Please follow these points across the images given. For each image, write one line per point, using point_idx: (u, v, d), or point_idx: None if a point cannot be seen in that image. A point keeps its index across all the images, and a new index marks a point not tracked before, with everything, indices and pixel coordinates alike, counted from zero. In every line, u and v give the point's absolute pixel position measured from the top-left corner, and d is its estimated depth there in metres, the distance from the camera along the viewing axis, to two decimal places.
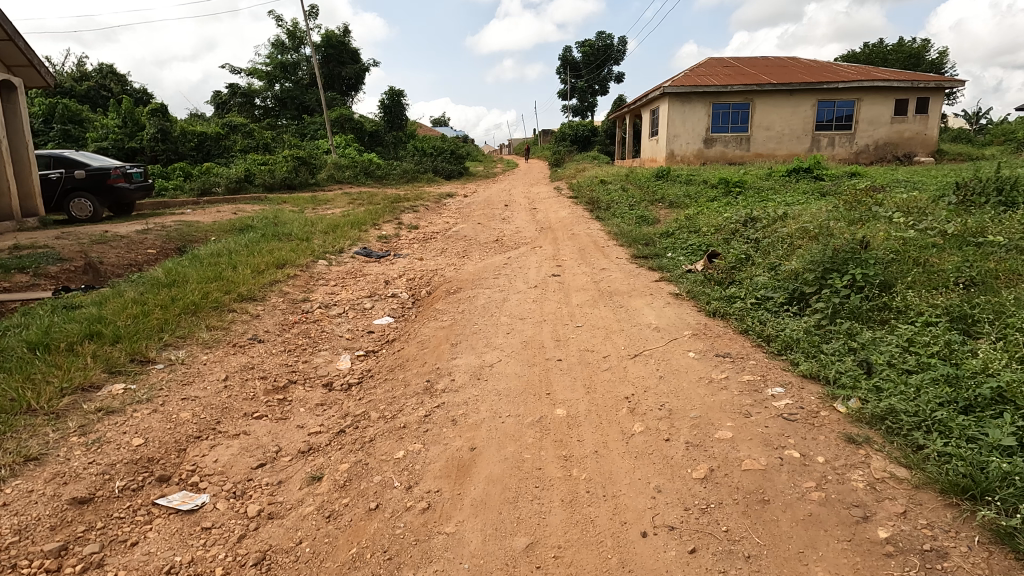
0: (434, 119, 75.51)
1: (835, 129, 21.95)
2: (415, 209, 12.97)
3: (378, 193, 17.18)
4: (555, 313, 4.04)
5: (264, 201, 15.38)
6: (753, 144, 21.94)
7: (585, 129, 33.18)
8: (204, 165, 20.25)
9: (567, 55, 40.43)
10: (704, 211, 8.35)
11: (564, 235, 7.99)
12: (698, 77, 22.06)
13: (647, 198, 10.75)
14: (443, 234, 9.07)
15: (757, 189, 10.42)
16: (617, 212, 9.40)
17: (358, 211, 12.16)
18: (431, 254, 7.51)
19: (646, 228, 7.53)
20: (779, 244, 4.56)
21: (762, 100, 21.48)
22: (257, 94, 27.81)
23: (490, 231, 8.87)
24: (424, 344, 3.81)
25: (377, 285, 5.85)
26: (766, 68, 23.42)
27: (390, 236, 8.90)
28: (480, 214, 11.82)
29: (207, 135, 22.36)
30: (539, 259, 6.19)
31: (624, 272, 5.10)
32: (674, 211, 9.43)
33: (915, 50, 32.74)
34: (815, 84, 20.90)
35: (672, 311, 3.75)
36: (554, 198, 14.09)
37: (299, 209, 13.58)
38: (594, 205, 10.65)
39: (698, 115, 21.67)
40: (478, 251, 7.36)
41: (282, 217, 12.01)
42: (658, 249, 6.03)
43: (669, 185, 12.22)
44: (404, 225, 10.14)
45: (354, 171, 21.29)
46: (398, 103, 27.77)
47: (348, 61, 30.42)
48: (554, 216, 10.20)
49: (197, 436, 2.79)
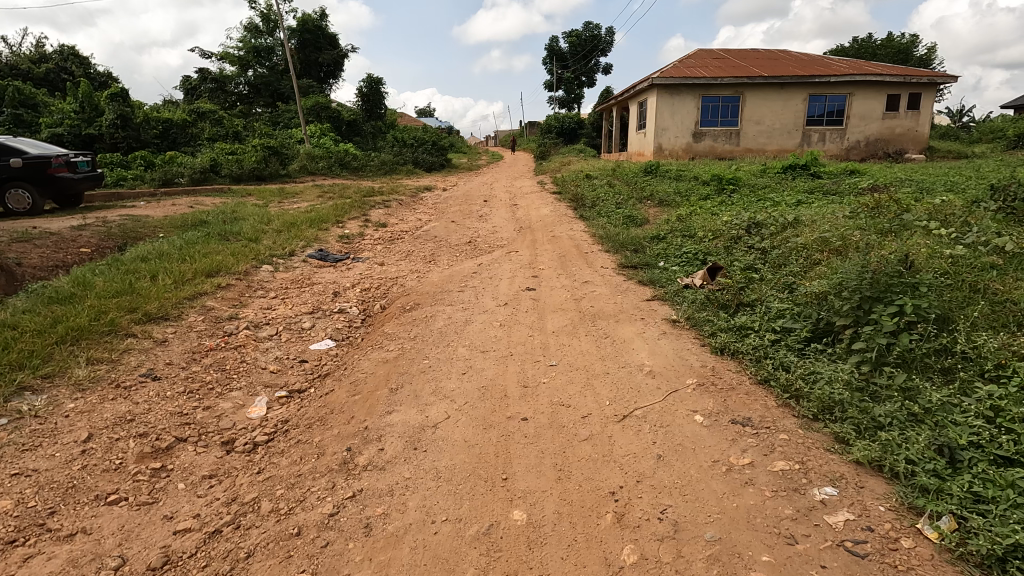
0: (419, 109, 74.25)
1: (826, 124, 21.47)
2: (388, 203, 12.12)
3: (352, 185, 16.27)
4: (525, 344, 3.27)
5: (229, 194, 14.42)
6: (743, 139, 21.34)
7: (571, 121, 32.35)
8: (169, 154, 19.13)
9: (554, 45, 39.52)
10: (697, 211, 7.67)
11: (544, 236, 7.26)
12: (688, 68, 21.37)
13: (635, 195, 10.05)
14: (412, 234, 8.26)
15: (751, 187, 9.76)
16: (603, 211, 8.68)
17: (326, 206, 11.30)
18: (396, 257, 6.73)
19: (634, 231, 6.82)
20: (793, 259, 3.86)
21: (752, 93, 20.86)
22: (229, 80, 26.55)
23: (464, 231, 8.11)
24: (359, 386, 3.03)
25: (324, 297, 5.03)
26: (757, 60, 22.81)
27: (353, 235, 8.08)
28: (457, 210, 11.03)
29: (173, 122, 21.19)
30: (513, 267, 5.44)
31: (610, 287, 4.36)
32: (664, 211, 8.73)
33: (904, 46, 32.35)
34: (807, 77, 20.31)
35: (670, 346, 3.01)
36: (537, 193, 13.32)
37: (263, 203, 12.67)
38: (578, 202, 9.91)
39: (687, 108, 20.98)
40: (448, 254, 6.59)
41: (242, 211, 11.11)
42: (648, 256, 5.31)
43: (659, 182, 11.52)
44: (371, 222, 9.32)
45: (329, 162, 20.30)
46: (377, 91, 26.69)
47: (325, 46, 29.20)
48: (535, 214, 9.45)
49: (12, 541, 1.98)
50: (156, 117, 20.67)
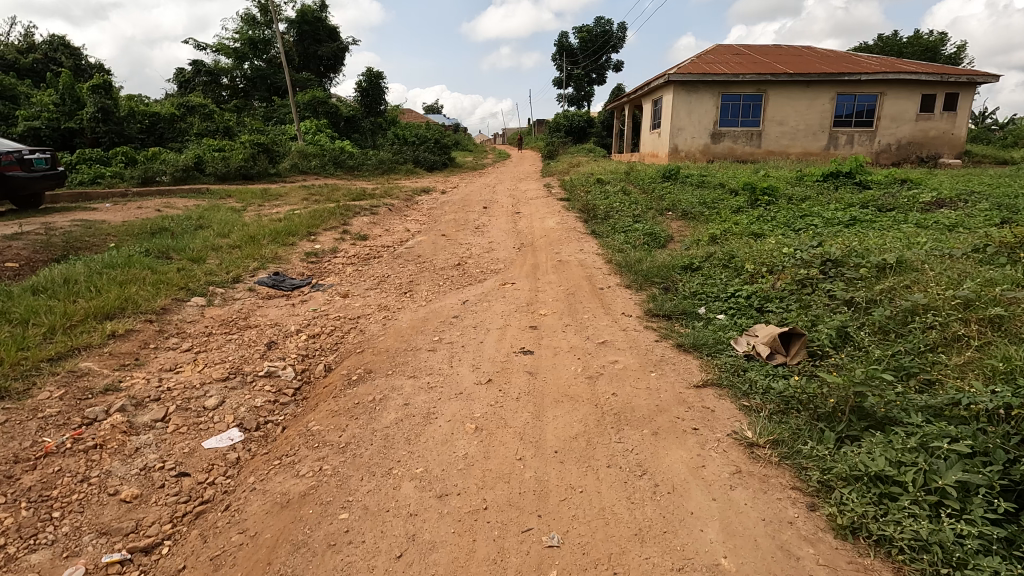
0: (425, 107, 73.47)
1: (854, 125, 20.04)
2: (376, 209, 10.90)
3: (343, 186, 15.05)
4: (510, 482, 2.03)
5: (208, 195, 13.28)
6: (765, 141, 19.96)
7: (580, 119, 31.00)
8: (152, 150, 18.07)
9: (564, 41, 38.17)
10: (735, 230, 6.39)
11: (549, 258, 6.00)
12: (707, 64, 20.03)
13: (654, 205, 8.77)
14: (393, 250, 7.06)
15: (790, 198, 8.47)
16: (617, 226, 7.43)
17: (306, 212, 10.13)
18: (367, 284, 5.49)
19: (659, 256, 5.56)
20: (917, 331, 2.69)
21: (776, 91, 19.48)
22: (223, 73, 25.43)
23: (455, 249, 6.86)
24: (227, 562, 1.80)
25: (255, 349, 3.82)
26: (781, 56, 21.39)
27: (322, 252, 6.87)
28: (451, 219, 9.78)
29: (161, 117, 20.16)
30: (507, 307, 4.18)
31: (639, 357, 3.08)
32: (691, 227, 7.44)
33: (933, 44, 30.72)
34: (836, 75, 18.87)
35: (756, 522, 1.77)
36: (542, 199, 12.01)
37: (242, 207, 11.53)
38: (588, 212, 8.63)
39: (705, 107, 19.62)
40: (428, 283, 5.35)
41: (212, 217, 9.96)
42: (685, 299, 4.07)
43: (681, 190, 10.19)
44: (351, 233, 8.11)
45: (322, 160, 19.10)
46: (376, 85, 25.46)
47: (325, 39, 27.99)
48: (539, 227, 8.18)
49: None
50: (142, 111, 19.64)
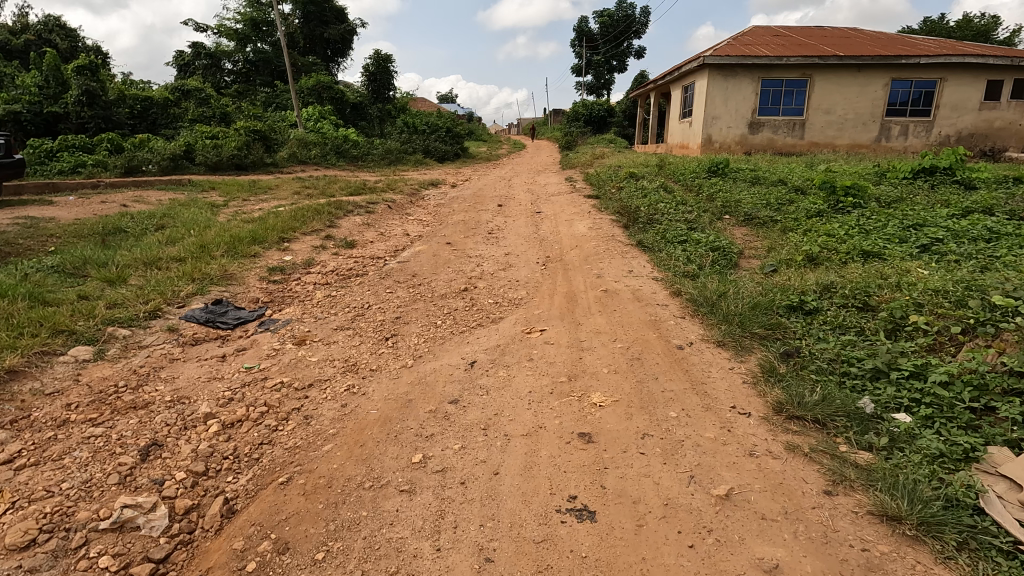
0: (439, 95, 71.91)
1: (909, 115, 18.13)
2: (374, 206, 9.38)
3: (342, 179, 13.60)
4: None
5: (189, 186, 11.92)
6: (809, 131, 18.12)
7: (601, 108, 29.21)
8: (141, 137, 16.74)
9: (584, 26, 36.30)
10: (835, 247, 4.81)
11: (588, 281, 4.44)
12: (747, 46, 18.16)
13: (707, 207, 7.16)
14: (384, 264, 5.55)
15: (876, 198, 6.86)
16: (668, 234, 5.88)
17: (291, 209, 8.68)
18: (339, 320, 3.96)
19: (746, 285, 3.99)
20: None
21: (823, 76, 17.62)
22: (225, 56, 24.05)
23: (462, 264, 5.32)
24: None
25: (115, 462, 2.27)
26: (827, 38, 19.43)
27: (291, 267, 5.34)
28: (460, 220, 8.26)
29: (154, 101, 18.86)
30: (537, 384, 2.63)
31: (821, 565, 1.53)
32: (764, 237, 5.84)
33: (985, 28, 28.37)
34: (892, 57, 16.93)
35: None
36: (566, 196, 10.40)
37: (223, 204, 10.12)
38: (627, 215, 7.03)
39: (743, 93, 17.78)
40: (421, 323, 3.82)
41: (183, 214, 8.54)
42: (831, 382, 2.51)
43: (738, 187, 8.55)
44: (335, 240, 6.59)
45: (323, 150, 17.65)
46: (385, 69, 23.91)
47: (333, 20, 26.41)
48: (566, 234, 6.60)
49: None
50: (133, 94, 18.34)
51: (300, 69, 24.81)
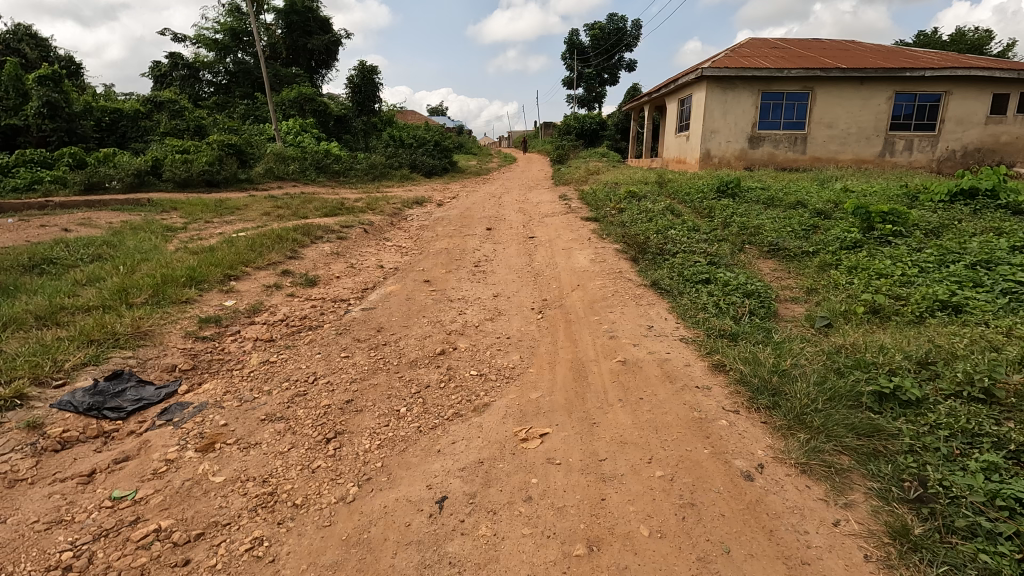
0: (430, 109, 71.58)
1: (913, 129, 17.54)
2: (348, 230, 8.44)
3: (320, 197, 12.67)
4: None
5: (149, 205, 10.92)
6: (810, 146, 17.47)
7: (593, 122, 28.57)
8: (106, 151, 15.70)
9: (575, 39, 35.79)
10: (899, 294, 3.92)
11: (599, 341, 3.50)
12: (745, 58, 17.52)
13: (724, 235, 6.29)
14: (345, 311, 4.58)
15: (915, 226, 6.02)
16: (685, 272, 4.99)
17: (252, 235, 7.72)
18: (271, 405, 2.98)
19: (807, 354, 3.08)
20: None
21: (825, 90, 16.99)
22: (203, 68, 23.12)
23: (441, 312, 4.36)
24: None
25: None
26: (826, 50, 18.86)
27: (229, 316, 4.36)
28: (444, 248, 7.34)
29: (123, 113, 17.88)
30: (540, 564, 1.73)
31: None
32: (799, 277, 4.97)
33: (979, 42, 28.12)
34: (896, 70, 16.33)
35: None
36: (561, 218, 9.51)
37: (181, 227, 9.14)
38: (634, 245, 6.14)
39: (742, 106, 17.10)
40: (378, 411, 2.85)
41: (128, 241, 7.54)
42: (1005, 566, 1.59)
43: (753, 210, 7.71)
44: (294, 276, 5.63)
45: (302, 164, 16.68)
46: (370, 81, 23.05)
47: (317, 31, 25.57)
48: (564, 270, 5.70)
49: None
50: (101, 106, 17.38)
51: (282, 80, 23.91)
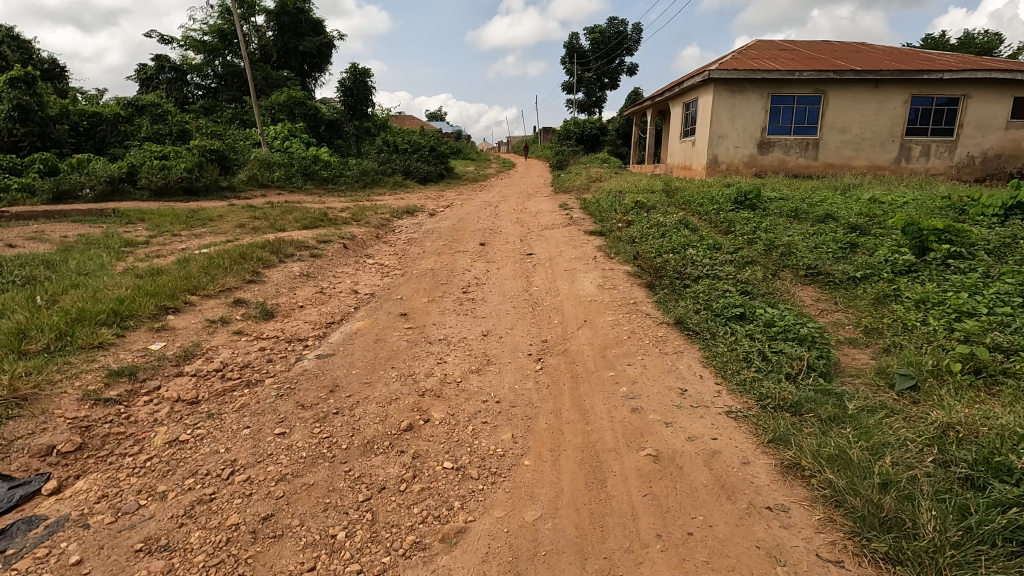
0: (429, 115, 71.15)
1: (929, 134, 16.72)
2: (324, 245, 7.58)
3: (303, 206, 11.84)
4: None
5: (114, 216, 10.06)
6: (823, 151, 16.65)
7: (593, 126, 27.81)
8: (80, 157, 14.85)
9: (575, 43, 35.09)
10: (1001, 343, 3.06)
11: (619, 414, 2.64)
12: (754, 60, 16.73)
13: (753, 256, 5.44)
14: (297, 356, 3.71)
15: (974, 246, 5.16)
16: (714, 305, 4.14)
17: (215, 253, 6.86)
18: (159, 522, 2.10)
19: (911, 445, 2.22)
20: None
21: (838, 93, 16.20)
22: (190, 70, 22.30)
23: (415, 361, 3.49)
24: None
25: None
26: (837, 52, 18.08)
27: (150, 367, 3.48)
28: (431, 267, 6.49)
29: (102, 117, 17.08)
30: None
31: None
32: (852, 312, 4.12)
33: (988, 45, 27.39)
34: (914, 72, 15.52)
35: None
36: (562, 231, 8.66)
37: (143, 242, 8.29)
38: (648, 268, 5.30)
39: (751, 110, 16.30)
40: (305, 536, 1.98)
41: (73, 259, 6.68)
42: None
43: (779, 224, 6.86)
44: (248, 307, 4.76)
45: (288, 171, 15.83)
46: (363, 84, 22.17)
47: (309, 33, 24.78)
48: (567, 300, 4.84)
49: None
50: (78, 110, 16.57)
51: (272, 83, 23.10)
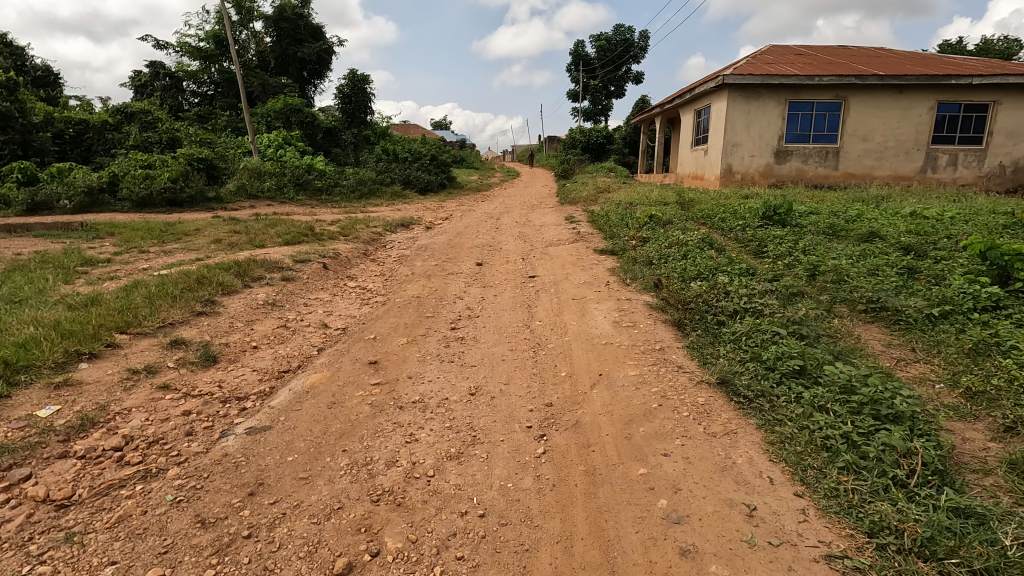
0: (434, 125, 70.86)
1: (957, 142, 15.80)
2: (302, 265, 6.75)
3: (290, 219, 11.05)
4: None
5: (82, 230, 9.28)
6: (843, 160, 15.75)
7: (599, 135, 27.01)
8: (61, 165, 14.12)
9: (580, 50, 34.43)
10: None
11: (660, 558, 1.81)
12: (770, 65, 15.91)
13: (798, 285, 4.57)
14: (226, 428, 2.83)
15: None
16: (766, 356, 3.24)
17: (174, 275, 6.02)
18: None
19: None
20: None
21: (859, 99, 15.31)
22: (185, 77, 21.68)
23: (374, 440, 2.63)
24: None
25: None
26: (857, 57, 17.22)
27: (21, 445, 2.60)
28: (419, 293, 5.63)
29: (89, 124, 16.41)
30: None
31: None
32: (941, 368, 3.25)
33: (1008, 50, 26.46)
34: (941, 77, 14.62)
35: None
36: (569, 249, 7.80)
37: (104, 260, 7.47)
38: (675, 302, 4.42)
39: (768, 117, 15.44)
40: None
41: (11, 282, 5.86)
42: None
43: (819, 244, 5.99)
44: (187, 351, 3.89)
45: (279, 181, 15.06)
46: (361, 91, 21.48)
47: (307, 39, 24.16)
48: (578, 343, 3.97)
49: None
50: (64, 117, 15.89)
51: (269, 91, 22.44)
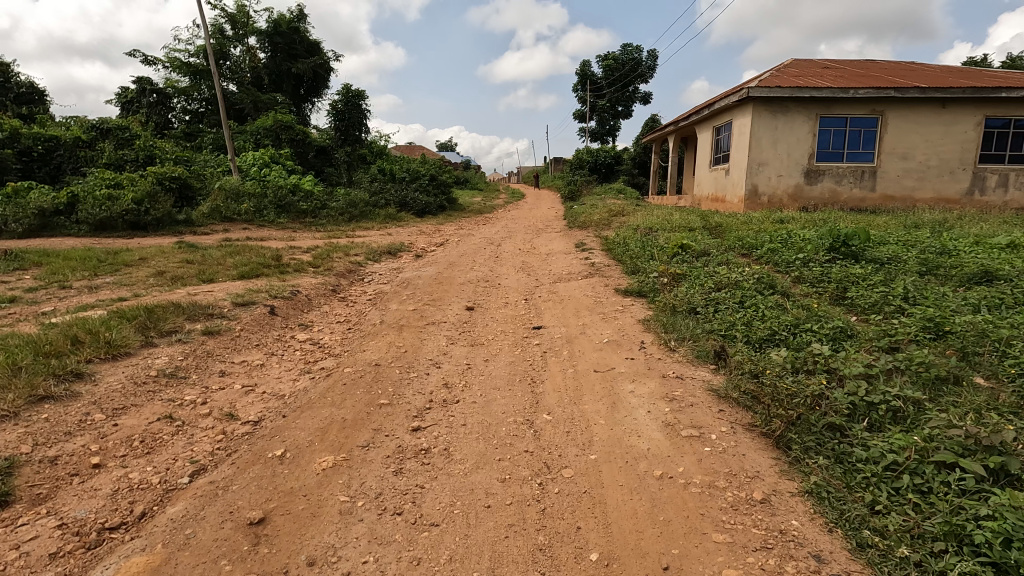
0: (439, 146, 70.16)
1: (1007, 162, 14.29)
2: (243, 309, 5.27)
3: (260, 245, 9.65)
4: None
5: (6, 258, 7.87)
6: (881, 181, 14.25)
7: (608, 155, 25.75)
8: (19, 184, 12.83)
9: (587, 70, 33.45)
10: None
11: None
12: (798, 77, 14.54)
13: (942, 361, 2.99)
14: None
15: None
16: (989, 544, 1.67)
17: (62, 326, 4.54)
18: None
19: None
20: None
21: (898, 113, 13.86)
22: (172, 93, 20.62)
23: None
24: None
25: None
26: (892, 69, 15.80)
27: None
28: (379, 356, 4.08)
29: (60, 141, 15.18)
30: None
31: None
32: None
33: None
34: (991, 90, 13.18)
35: None
36: (583, 286, 6.29)
37: (7, 299, 6.00)
38: (761, 391, 2.85)
39: (796, 133, 14.03)
40: None
41: None
42: None
43: (924, 289, 4.43)
44: None
45: (259, 203, 13.71)
46: (356, 107, 20.29)
47: (303, 54, 23.13)
48: (612, 470, 2.39)
49: None
50: (31, 133, 14.69)
51: (261, 107, 21.33)
